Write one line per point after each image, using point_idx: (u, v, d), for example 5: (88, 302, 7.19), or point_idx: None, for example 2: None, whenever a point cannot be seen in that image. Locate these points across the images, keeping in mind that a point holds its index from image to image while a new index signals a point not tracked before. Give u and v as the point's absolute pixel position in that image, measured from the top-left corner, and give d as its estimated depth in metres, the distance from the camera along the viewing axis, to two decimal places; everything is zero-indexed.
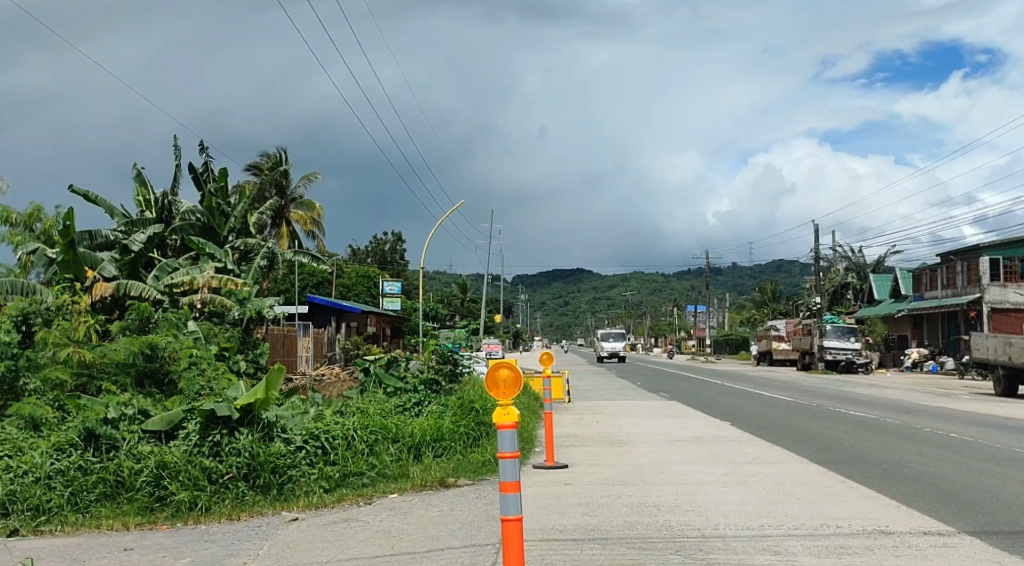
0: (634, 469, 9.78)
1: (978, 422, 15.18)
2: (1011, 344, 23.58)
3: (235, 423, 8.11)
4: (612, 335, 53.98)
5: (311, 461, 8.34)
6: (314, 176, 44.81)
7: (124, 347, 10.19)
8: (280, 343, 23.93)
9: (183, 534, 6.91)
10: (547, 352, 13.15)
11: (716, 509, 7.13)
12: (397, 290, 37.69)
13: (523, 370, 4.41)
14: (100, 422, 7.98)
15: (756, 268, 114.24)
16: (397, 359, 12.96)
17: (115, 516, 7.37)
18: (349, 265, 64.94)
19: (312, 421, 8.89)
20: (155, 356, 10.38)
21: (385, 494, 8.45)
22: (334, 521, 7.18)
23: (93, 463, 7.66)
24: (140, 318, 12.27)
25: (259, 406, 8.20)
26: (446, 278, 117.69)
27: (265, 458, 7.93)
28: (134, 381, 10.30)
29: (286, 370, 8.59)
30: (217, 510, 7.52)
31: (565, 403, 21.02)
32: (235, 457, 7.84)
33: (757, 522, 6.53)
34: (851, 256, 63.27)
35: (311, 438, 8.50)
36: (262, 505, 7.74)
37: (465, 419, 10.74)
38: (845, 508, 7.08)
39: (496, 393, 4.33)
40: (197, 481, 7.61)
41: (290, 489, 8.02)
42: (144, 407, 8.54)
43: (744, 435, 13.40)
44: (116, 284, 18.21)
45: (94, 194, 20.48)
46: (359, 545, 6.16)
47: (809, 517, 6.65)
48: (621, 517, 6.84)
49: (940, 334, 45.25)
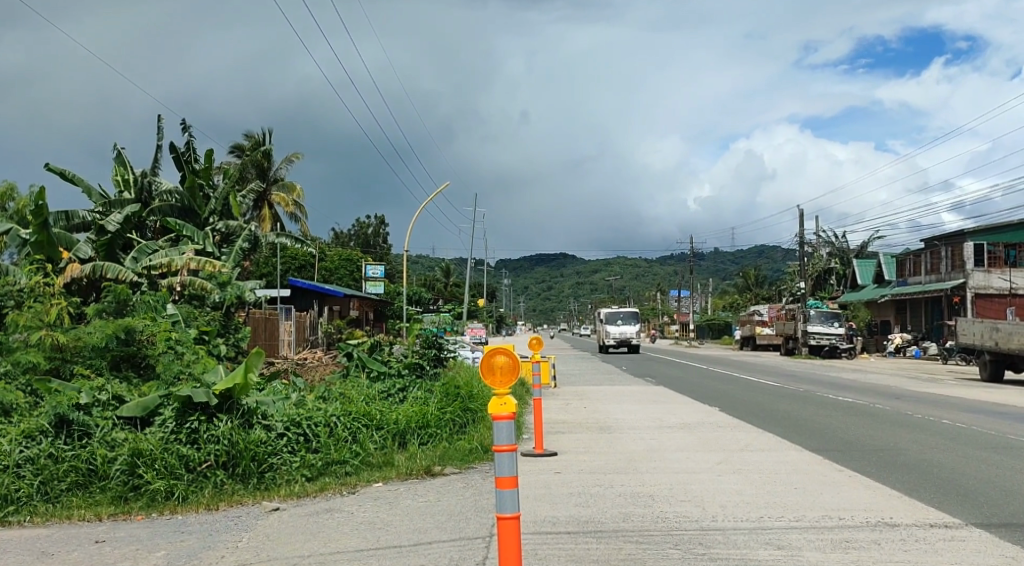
0: (625, 457, 9.77)
1: (966, 408, 15.36)
2: (998, 329, 23.83)
3: (213, 409, 8.03)
4: (621, 318, 47.60)
5: (292, 449, 8.25)
6: (296, 157, 44.40)
7: (100, 331, 10.04)
8: (263, 327, 23.77)
9: (158, 526, 6.78)
10: (536, 337, 13.08)
11: (714, 499, 7.11)
12: (380, 274, 37.46)
13: (521, 357, 4.33)
14: (72, 408, 7.84)
15: (740, 254, 114.97)
16: (380, 343, 12.76)
17: (87, 506, 7.25)
18: (331, 248, 64.46)
19: (293, 407, 8.79)
20: (132, 340, 10.22)
21: (370, 483, 8.37)
22: (317, 512, 7.08)
23: (65, 450, 7.52)
24: (117, 301, 12.02)
25: (239, 391, 8.10)
26: (429, 263, 117.44)
27: (245, 445, 7.81)
28: (111, 364, 10.16)
29: (264, 355, 8.49)
30: (194, 499, 7.39)
31: (551, 389, 21.08)
32: (213, 445, 7.70)
33: (757, 513, 6.51)
34: (835, 241, 63.71)
35: (292, 425, 8.42)
36: (241, 494, 7.63)
37: (450, 407, 10.69)
38: (846, 498, 7.08)
39: (492, 380, 4.24)
40: (174, 469, 7.49)
41: (271, 477, 7.93)
42: (119, 392, 8.40)
43: (733, 421, 13.43)
44: (91, 267, 17.91)
45: (71, 172, 20.08)
46: (343, 538, 6.07)
47: (810, 509, 6.64)
48: (615, 508, 6.80)
49: (923, 319, 45.64)
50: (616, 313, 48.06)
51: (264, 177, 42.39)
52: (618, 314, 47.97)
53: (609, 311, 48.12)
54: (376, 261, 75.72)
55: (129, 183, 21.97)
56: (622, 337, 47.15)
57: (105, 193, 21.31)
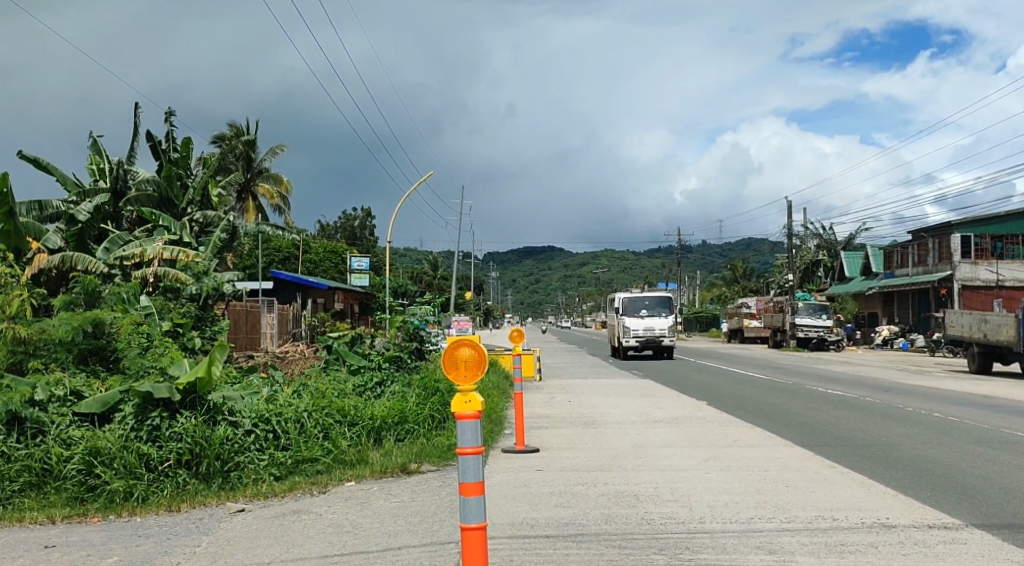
0: (609, 453, 9.67)
1: (958, 401, 15.39)
2: (986, 321, 23.92)
3: (177, 405, 7.85)
4: (647, 306, 32.89)
5: (261, 446, 8.13)
6: (280, 149, 44.15)
7: (66, 324, 9.90)
8: (244, 320, 23.58)
9: (115, 528, 6.63)
10: (517, 329, 12.95)
11: (701, 499, 7.04)
12: (365, 267, 37.27)
13: (487, 349, 4.14)
14: (25, 404, 7.68)
15: (727, 247, 115.41)
16: (360, 335, 12.60)
17: (40, 507, 7.08)
18: (315, 240, 64.12)
19: (263, 402, 8.64)
20: (100, 333, 10.11)
21: (341, 482, 8.23)
22: (283, 513, 6.95)
23: (17, 449, 7.36)
24: (87, 293, 11.99)
25: (202, 386, 7.93)
26: (415, 255, 117.29)
27: (208, 443, 7.64)
28: (78, 359, 10.04)
29: (229, 348, 8.32)
30: (154, 500, 7.23)
31: (535, 382, 20.99)
32: (175, 442, 7.54)
33: (748, 514, 6.44)
34: (823, 232, 63.99)
35: (261, 422, 8.26)
36: (206, 494, 7.48)
37: (429, 402, 10.60)
38: (840, 497, 7.03)
39: (457, 375, 4.08)
40: (133, 468, 7.33)
41: (237, 476, 7.79)
42: (78, 388, 8.26)
43: (719, 415, 13.41)
44: (61, 258, 17.76)
45: (44, 160, 19.76)
46: (307, 543, 5.93)
47: (802, 509, 6.58)
48: (597, 509, 6.72)
49: (910, 311, 45.80)
50: (639, 300, 33.32)
51: (248, 168, 42.13)
52: (642, 299, 32.88)
53: (629, 295, 32.88)
54: (362, 253, 75.49)
55: (105, 173, 21.65)
56: (649, 336, 32.39)
57: (80, 182, 21.02)
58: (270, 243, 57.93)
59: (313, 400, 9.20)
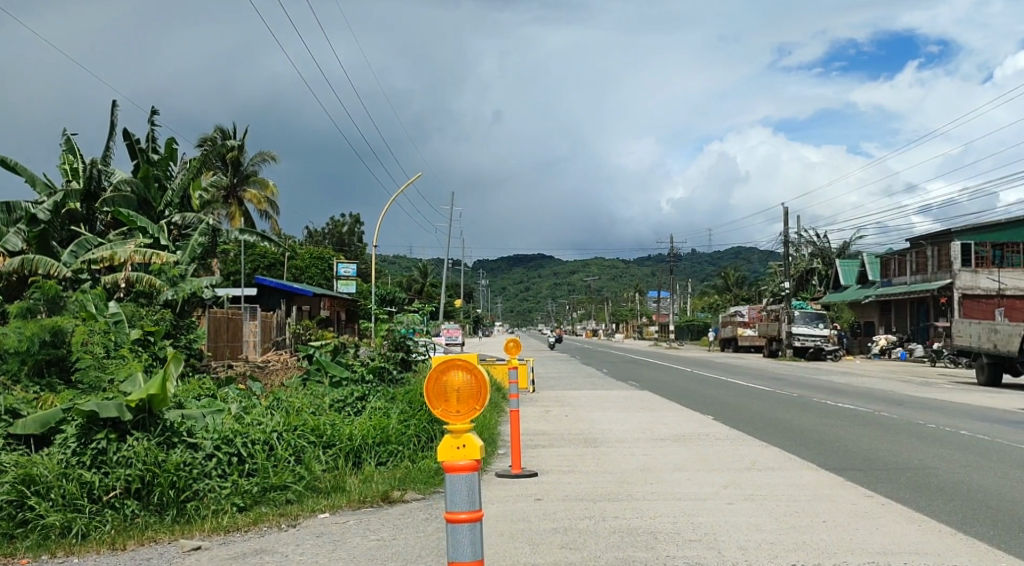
0: (616, 478, 9.38)
1: (979, 417, 15.18)
2: (996, 331, 23.77)
3: (127, 426, 7.50)
4: None
5: (222, 472, 7.81)
6: (271, 153, 43.92)
7: (21, 334, 10.01)
8: (225, 327, 23.19)
9: None
10: (513, 340, 12.65)
11: (730, 539, 6.77)
12: (353, 274, 36.91)
13: (483, 374, 3.83)
14: None
15: (719, 255, 116.21)
16: (345, 345, 12.39)
17: None
18: (305, 247, 63.83)
19: (229, 423, 8.42)
20: (59, 343, 10.31)
21: (314, 513, 7.89)
22: (243, 553, 6.61)
23: None
24: (47, 298, 12.19)
25: (155, 404, 7.61)
26: (404, 262, 117.09)
27: (161, 470, 7.32)
28: (36, 370, 10.15)
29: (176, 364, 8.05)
30: (95, 536, 6.85)
31: (529, 393, 20.72)
32: (123, 469, 7.19)
33: (787, 559, 6.17)
34: (817, 240, 64.39)
35: (223, 444, 8.00)
36: (157, 528, 7.13)
37: (413, 421, 10.26)
38: (890, 537, 6.77)
39: (446, 408, 3.74)
40: (74, 501, 6.95)
41: (194, 508, 7.42)
42: (16, 408, 7.93)
43: (730, 433, 13.12)
44: (22, 261, 17.47)
45: (13, 161, 19.38)
46: None
47: (853, 553, 6.29)
48: (610, 551, 6.44)
49: (908, 321, 46.06)
50: None
51: (236, 173, 41.92)
52: None
53: None
54: (352, 259, 75.23)
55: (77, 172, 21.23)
56: None
57: (52, 182, 20.68)
58: (256, 249, 57.70)
59: (284, 418, 8.95)
